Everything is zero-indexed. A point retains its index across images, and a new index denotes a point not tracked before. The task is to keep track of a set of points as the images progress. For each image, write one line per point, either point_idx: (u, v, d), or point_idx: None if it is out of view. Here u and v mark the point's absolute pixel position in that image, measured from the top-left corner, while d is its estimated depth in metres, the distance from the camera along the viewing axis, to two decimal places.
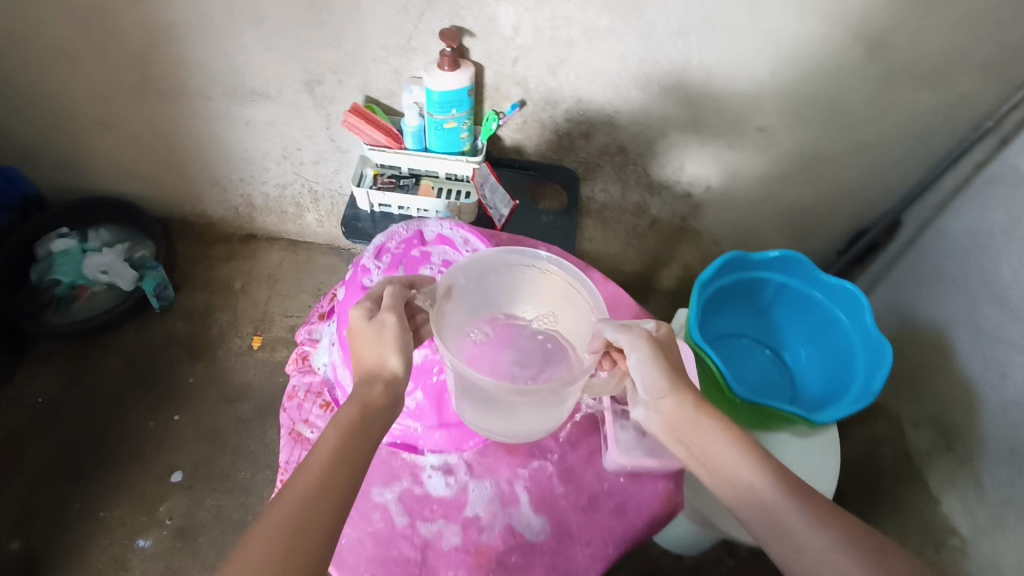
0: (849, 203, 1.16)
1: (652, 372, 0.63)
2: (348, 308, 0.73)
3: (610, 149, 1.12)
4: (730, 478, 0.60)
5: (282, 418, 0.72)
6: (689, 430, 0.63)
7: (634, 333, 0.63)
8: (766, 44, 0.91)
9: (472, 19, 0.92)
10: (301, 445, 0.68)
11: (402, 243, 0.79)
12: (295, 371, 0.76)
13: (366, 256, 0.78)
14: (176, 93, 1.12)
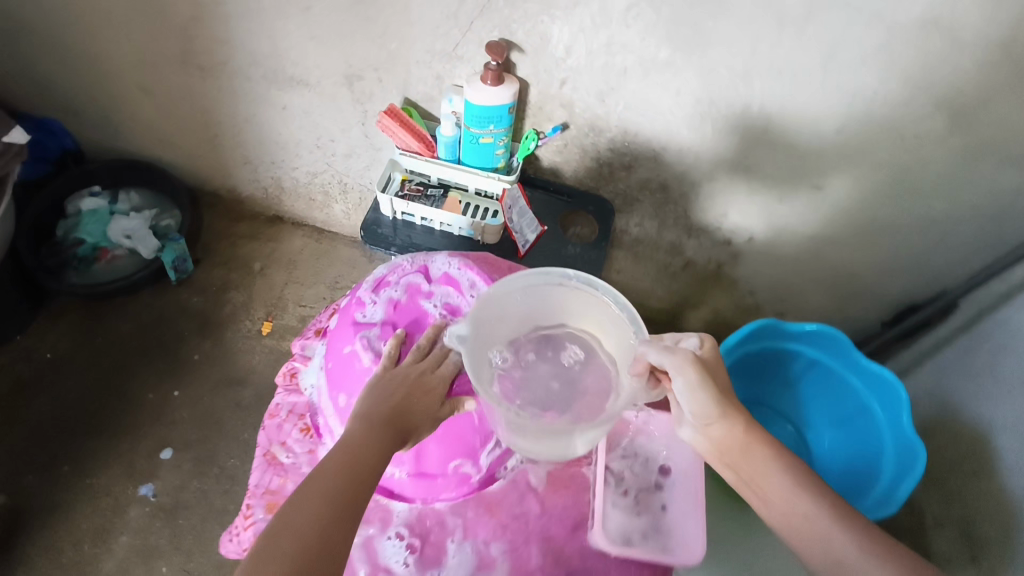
0: (903, 276, 1.07)
1: (701, 398, 0.64)
2: (339, 348, 0.69)
3: (651, 185, 1.06)
4: (778, 502, 0.64)
5: (261, 435, 0.74)
6: (739, 454, 0.66)
7: (679, 357, 0.62)
8: (836, 100, 0.83)
9: (523, 33, 0.87)
10: (272, 472, 0.70)
11: (405, 279, 0.73)
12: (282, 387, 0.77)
13: (366, 285, 0.73)
14: (217, 70, 1.10)
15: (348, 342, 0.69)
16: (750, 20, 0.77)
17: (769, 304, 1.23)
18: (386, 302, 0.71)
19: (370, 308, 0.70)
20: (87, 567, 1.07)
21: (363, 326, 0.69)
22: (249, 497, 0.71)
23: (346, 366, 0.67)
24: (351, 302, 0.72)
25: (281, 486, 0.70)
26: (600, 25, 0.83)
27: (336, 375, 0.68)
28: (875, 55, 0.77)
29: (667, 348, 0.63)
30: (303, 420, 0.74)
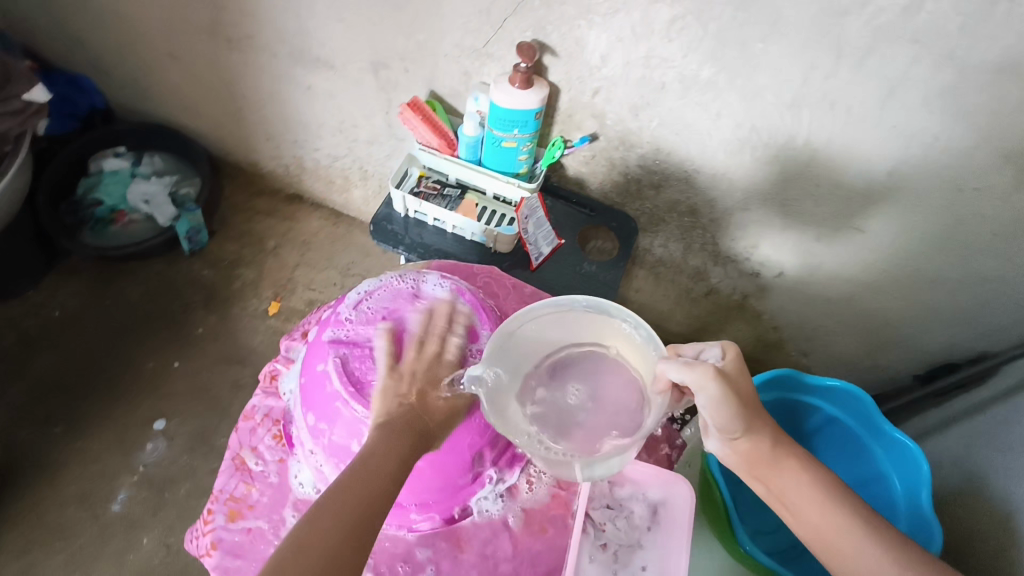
0: (944, 333, 0.99)
1: (727, 417, 0.59)
2: (314, 367, 0.66)
3: (680, 207, 1.00)
4: (809, 519, 0.61)
5: (233, 438, 0.73)
6: (768, 470, 0.62)
7: (700, 372, 0.55)
8: (891, 142, 0.76)
9: (558, 37, 0.81)
10: (238, 477, 0.69)
11: (391, 295, 0.69)
12: (261, 389, 0.76)
13: (349, 297, 0.70)
14: (244, 43, 1.07)
15: (322, 359, 0.66)
16: (804, 46, 0.70)
17: (794, 343, 1.15)
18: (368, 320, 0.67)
19: (349, 324, 0.67)
20: (69, 530, 1.07)
21: (340, 343, 0.65)
22: (211, 501, 0.69)
23: (317, 385, 0.65)
24: (330, 315, 0.69)
25: (245, 493, 0.69)
26: (640, 36, 0.77)
27: (309, 393, 0.66)
28: (940, 97, 0.69)
29: (687, 363, 0.56)
30: (275, 427, 0.73)
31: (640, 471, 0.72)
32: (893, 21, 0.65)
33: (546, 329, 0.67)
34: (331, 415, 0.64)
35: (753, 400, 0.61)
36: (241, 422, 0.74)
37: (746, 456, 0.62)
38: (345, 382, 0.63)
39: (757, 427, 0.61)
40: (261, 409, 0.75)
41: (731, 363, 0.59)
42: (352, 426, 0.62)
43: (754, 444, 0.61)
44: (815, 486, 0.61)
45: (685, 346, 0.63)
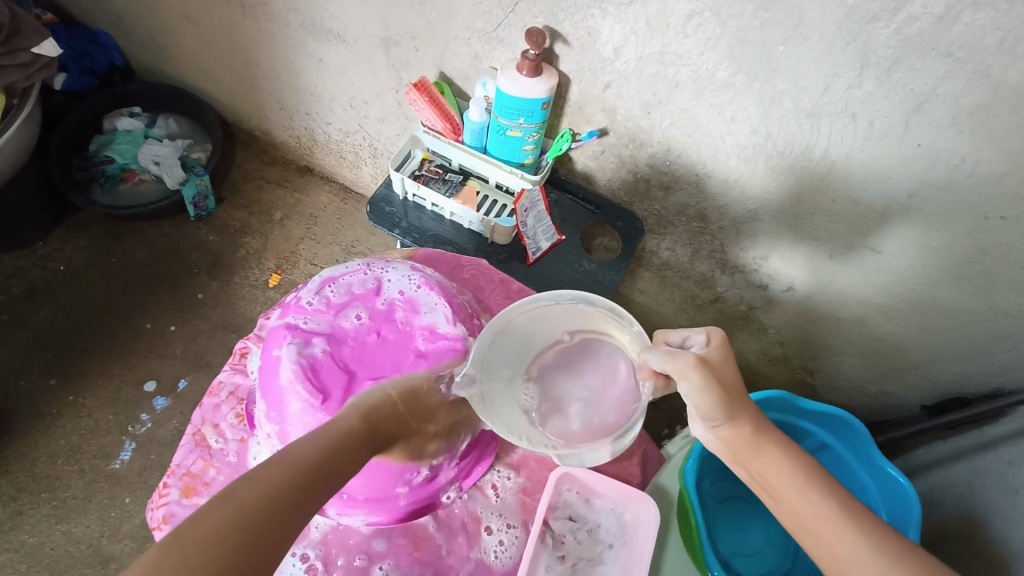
0: (958, 366, 0.94)
1: (706, 401, 0.55)
2: (269, 350, 0.66)
3: (689, 212, 0.95)
4: (794, 508, 0.56)
5: (198, 413, 0.73)
6: (752, 460, 0.57)
7: (682, 360, 0.55)
8: (915, 162, 0.71)
9: (570, 25, 0.78)
10: (198, 453, 0.70)
11: (355, 288, 0.71)
12: (230, 366, 0.77)
13: (312, 284, 0.71)
14: (257, 10, 1.05)
15: (277, 344, 0.66)
16: (827, 51, 0.65)
17: (799, 361, 1.10)
18: (330, 306, 0.69)
19: (310, 308, 0.68)
20: (56, 483, 1.09)
21: (297, 330, 0.66)
22: (167, 475, 0.70)
23: (270, 368, 0.65)
24: (290, 300, 0.70)
25: (201, 469, 0.69)
26: (656, 30, 0.73)
27: (263, 377, 0.66)
28: (971, 117, 0.64)
29: (668, 353, 0.56)
30: (239, 405, 0.74)
31: (603, 486, 0.73)
32: (925, 31, 0.60)
33: (529, 324, 0.67)
34: (284, 399, 0.64)
35: (734, 385, 0.57)
36: (207, 397, 0.75)
37: (728, 443, 0.58)
38: (299, 367, 0.63)
39: (739, 412, 0.57)
40: (228, 387, 0.76)
41: (716, 349, 0.58)
42: (302, 412, 0.63)
43: (736, 430, 0.57)
44: (800, 475, 0.56)
45: (670, 333, 0.62)
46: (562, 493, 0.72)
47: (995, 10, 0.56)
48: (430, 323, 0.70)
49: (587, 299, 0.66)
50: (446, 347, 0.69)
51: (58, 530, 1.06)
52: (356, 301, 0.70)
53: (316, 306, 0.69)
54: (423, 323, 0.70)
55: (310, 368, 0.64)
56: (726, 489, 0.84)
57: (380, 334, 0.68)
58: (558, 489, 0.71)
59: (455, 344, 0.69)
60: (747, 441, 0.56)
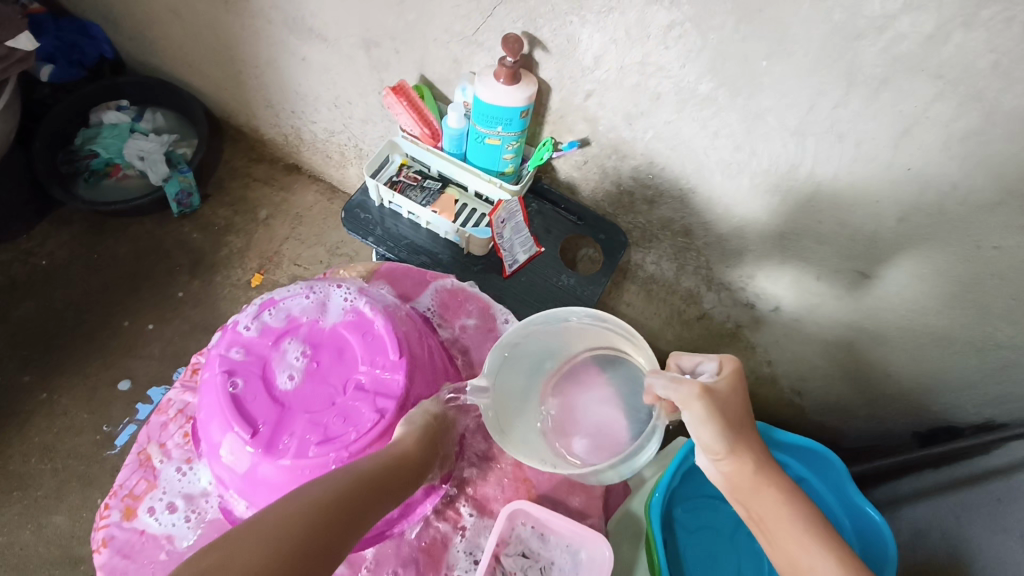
0: (949, 395, 0.90)
1: (707, 434, 0.55)
2: (207, 374, 0.69)
3: (674, 226, 0.92)
4: (789, 557, 0.54)
5: (144, 431, 0.76)
6: (752, 495, 0.56)
7: (686, 390, 0.55)
8: (906, 187, 0.67)
9: (549, 31, 0.74)
10: (141, 473, 0.73)
11: (298, 312, 0.73)
12: (179, 386, 0.80)
13: (251, 307, 0.73)
14: (239, 5, 1.03)
15: (212, 369, 0.69)
16: (812, 69, 0.62)
17: (788, 381, 1.06)
18: (267, 330, 0.71)
19: (246, 332, 0.71)
20: (27, 481, 1.08)
21: (231, 355, 0.69)
22: (111, 495, 0.73)
23: (205, 395, 0.68)
24: (229, 323, 0.73)
25: (143, 490, 0.73)
26: (636, 39, 0.70)
27: (201, 401, 0.69)
28: (963, 143, 0.60)
29: (673, 380, 0.56)
30: (186, 424, 0.76)
31: (557, 522, 0.70)
32: (914, 51, 0.56)
33: (549, 338, 0.76)
34: (214, 426, 0.66)
35: (741, 418, 0.57)
36: (155, 415, 0.78)
37: (728, 478, 0.57)
38: (227, 394, 0.66)
39: (742, 445, 0.56)
40: (176, 405, 0.79)
41: (726, 378, 0.57)
42: (232, 442, 0.65)
43: (738, 463, 0.56)
44: (799, 517, 0.55)
45: (684, 357, 0.63)
46: (515, 528, 0.70)
47: (989, 31, 0.52)
48: (370, 347, 0.71)
49: (597, 320, 0.74)
50: (383, 373, 0.69)
51: (27, 530, 1.05)
52: (295, 325, 0.72)
53: (254, 330, 0.71)
54: (362, 347, 0.71)
55: (240, 395, 0.66)
56: (700, 519, 0.81)
57: (314, 361, 0.70)
58: (510, 524, 0.69)
59: (393, 372, 0.69)
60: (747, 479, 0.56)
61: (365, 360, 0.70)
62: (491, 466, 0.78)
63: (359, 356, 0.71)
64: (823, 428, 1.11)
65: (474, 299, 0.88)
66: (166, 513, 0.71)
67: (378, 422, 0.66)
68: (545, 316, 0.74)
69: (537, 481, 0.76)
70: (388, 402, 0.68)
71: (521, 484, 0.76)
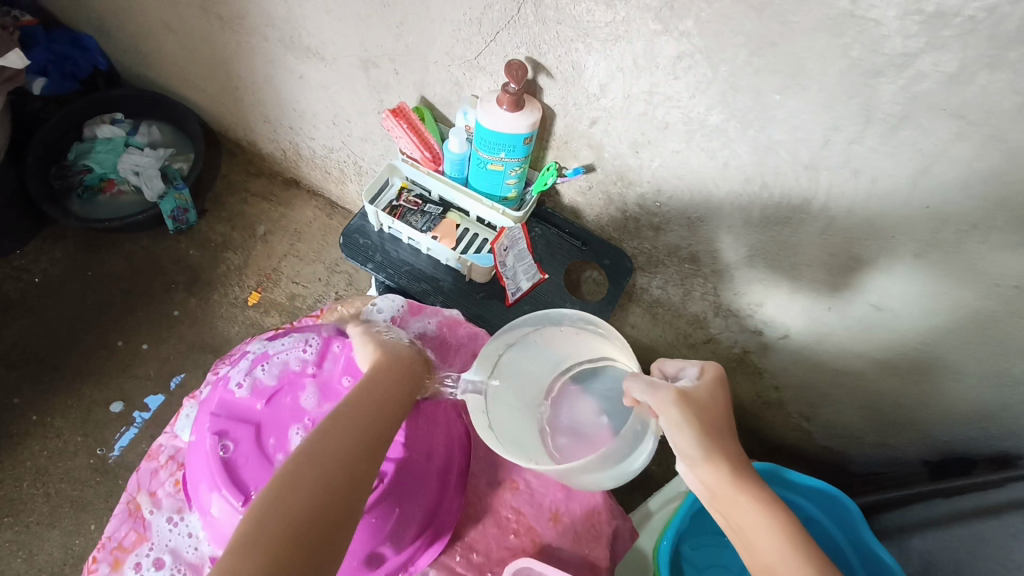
0: (958, 426, 0.88)
1: (681, 436, 0.55)
2: (199, 433, 0.69)
3: (680, 253, 0.90)
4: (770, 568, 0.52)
5: (133, 480, 0.76)
6: (731, 504, 0.54)
7: (661, 394, 0.56)
8: (922, 224, 0.65)
9: (554, 57, 0.72)
10: (129, 526, 0.73)
11: (296, 366, 0.74)
12: (169, 431, 0.80)
13: (244, 363, 0.74)
14: (234, 22, 1.00)
15: (203, 431, 0.69)
16: (827, 105, 0.60)
17: (795, 406, 1.04)
18: (259, 388, 0.72)
19: (237, 390, 0.71)
20: (19, 507, 1.06)
21: (224, 415, 0.69)
22: (99, 547, 0.73)
23: (195, 456, 0.68)
24: (221, 380, 0.73)
25: (132, 543, 0.72)
26: (644, 69, 0.67)
27: (192, 462, 0.69)
28: (984, 182, 0.58)
29: (650, 385, 0.58)
30: (177, 472, 0.76)
31: None
32: (935, 90, 0.53)
33: (553, 343, 0.75)
34: (204, 489, 0.66)
35: (718, 424, 0.57)
36: (144, 463, 0.78)
37: (707, 487, 0.55)
38: (218, 458, 0.66)
39: (718, 450, 0.55)
40: (167, 450, 0.79)
41: (704, 385, 0.59)
42: (224, 507, 0.64)
43: (715, 468, 0.55)
44: (780, 528, 0.53)
45: (667, 364, 0.64)
46: None
47: (1015, 73, 0.50)
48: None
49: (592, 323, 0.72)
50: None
51: (19, 557, 1.03)
52: (290, 383, 0.73)
53: (248, 387, 0.72)
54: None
55: (232, 459, 0.66)
56: (708, 556, 0.79)
57: (309, 417, 0.71)
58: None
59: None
60: (725, 487, 0.54)
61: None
62: (494, 509, 0.76)
63: None
64: (832, 452, 1.09)
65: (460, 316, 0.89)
66: (152, 569, 0.70)
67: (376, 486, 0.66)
68: (539, 315, 0.74)
69: (542, 530, 0.75)
70: (386, 465, 0.68)
71: (526, 534, 0.75)
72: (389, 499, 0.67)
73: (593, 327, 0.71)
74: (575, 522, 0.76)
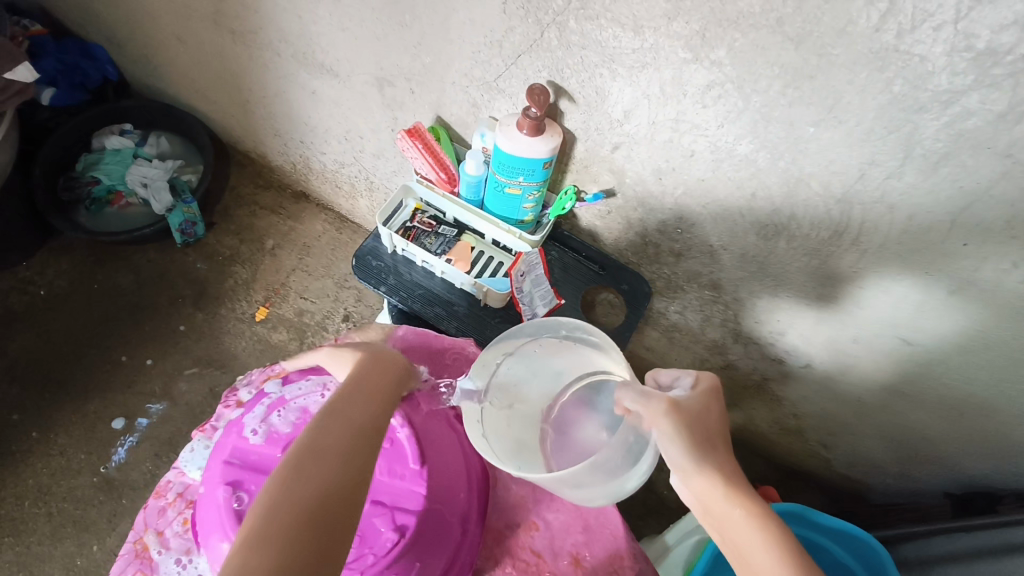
0: (986, 461, 0.86)
1: (671, 446, 0.53)
2: (210, 481, 0.67)
3: (701, 280, 0.87)
4: None
5: (141, 517, 0.75)
6: (722, 517, 0.50)
7: (653, 404, 0.55)
8: (959, 260, 0.63)
9: (576, 82, 0.70)
10: (135, 565, 0.72)
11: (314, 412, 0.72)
12: (177, 467, 0.78)
13: (260, 408, 0.72)
14: (247, 36, 0.98)
15: (214, 480, 0.66)
16: (864, 139, 0.57)
17: (815, 434, 1.02)
18: (274, 436, 0.69)
19: (251, 437, 0.69)
20: (20, 526, 1.05)
21: (238, 464, 0.67)
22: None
23: (204, 505, 0.66)
24: (235, 425, 0.71)
25: None
26: (670, 97, 0.65)
27: (200, 509, 0.66)
28: None
29: (643, 395, 0.56)
30: (185, 510, 0.74)
31: None
32: (981, 128, 0.51)
33: (558, 355, 0.73)
34: (212, 541, 0.64)
35: (711, 433, 0.55)
36: (152, 499, 0.77)
37: (698, 498, 0.51)
38: (231, 511, 0.63)
39: (708, 459, 0.52)
40: (176, 487, 0.78)
41: (699, 394, 0.57)
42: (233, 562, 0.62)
43: (704, 478, 0.51)
44: (776, 543, 0.47)
45: (662, 374, 0.63)
46: None
47: None
48: (389, 457, 0.69)
49: (589, 331, 0.69)
50: (402, 485, 0.68)
51: None
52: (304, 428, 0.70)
53: (263, 435, 0.69)
54: (382, 456, 0.69)
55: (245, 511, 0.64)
56: None
57: None
58: None
59: (414, 484, 0.67)
60: (716, 496, 0.50)
61: (384, 470, 0.68)
62: (514, 551, 0.74)
63: (381, 460, 0.69)
64: (852, 482, 1.06)
65: (469, 346, 0.86)
66: None
67: (398, 541, 0.63)
68: (538, 322, 0.71)
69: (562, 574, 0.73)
70: (409, 518, 0.65)
71: None
72: (410, 554, 0.64)
73: (591, 335, 0.69)
74: (597, 567, 0.73)
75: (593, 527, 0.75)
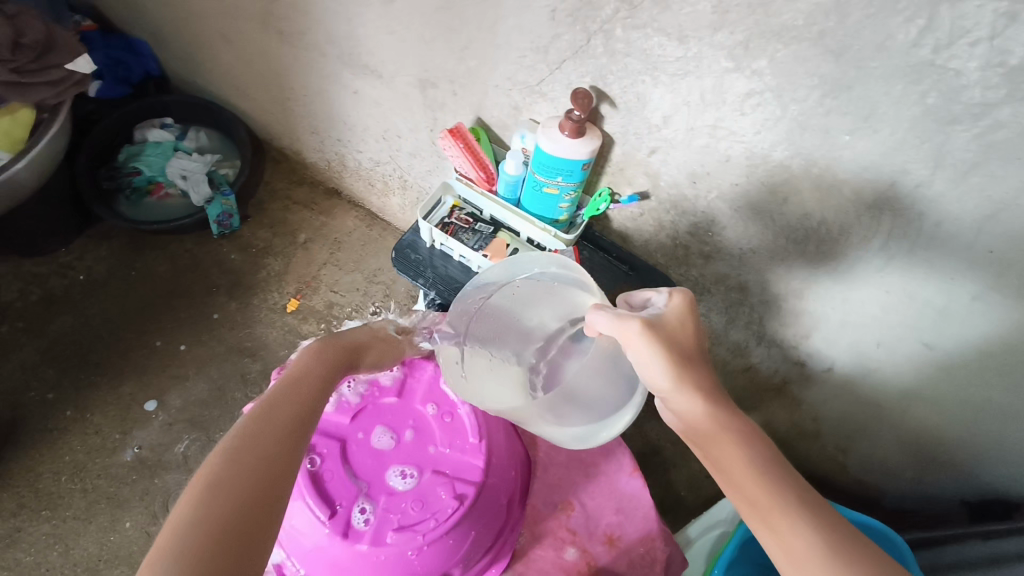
0: (1002, 467, 0.88)
1: (649, 361, 0.54)
2: None
3: (728, 282, 0.90)
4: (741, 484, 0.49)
5: None
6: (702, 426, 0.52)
7: (629, 323, 0.55)
8: (984, 267, 0.65)
9: (618, 88, 0.73)
10: None
11: (383, 388, 0.80)
12: None
13: None
14: (294, 36, 1.03)
15: None
16: (897, 147, 0.60)
17: (832, 438, 1.04)
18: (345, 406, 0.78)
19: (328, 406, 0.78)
20: (57, 500, 1.08)
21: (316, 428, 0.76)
22: None
23: None
24: None
25: None
26: (710, 103, 0.68)
27: None
28: None
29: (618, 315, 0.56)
30: None
31: None
32: (1011, 139, 0.54)
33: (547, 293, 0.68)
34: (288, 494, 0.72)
35: (688, 349, 0.55)
36: None
37: (679, 410, 0.54)
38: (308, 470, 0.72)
39: (688, 376, 0.54)
40: None
41: (675, 310, 0.57)
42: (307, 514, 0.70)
43: (683, 392, 0.53)
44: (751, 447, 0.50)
45: (636, 295, 0.62)
46: None
47: None
48: (449, 432, 0.78)
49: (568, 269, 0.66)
50: (461, 458, 0.76)
51: (55, 551, 1.04)
52: (373, 401, 0.79)
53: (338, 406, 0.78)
54: (444, 430, 0.78)
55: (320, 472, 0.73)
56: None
57: (394, 438, 0.77)
58: None
59: (472, 458, 0.76)
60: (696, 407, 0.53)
61: (446, 444, 0.77)
62: (552, 530, 0.80)
63: (442, 433, 0.78)
64: (867, 487, 1.08)
65: None
66: None
67: (457, 508, 0.71)
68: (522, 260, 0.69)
69: (597, 554, 0.78)
70: (468, 487, 0.73)
71: (581, 556, 0.78)
72: (467, 520, 0.72)
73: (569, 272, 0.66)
74: (630, 547, 0.79)
75: (627, 509, 0.80)
